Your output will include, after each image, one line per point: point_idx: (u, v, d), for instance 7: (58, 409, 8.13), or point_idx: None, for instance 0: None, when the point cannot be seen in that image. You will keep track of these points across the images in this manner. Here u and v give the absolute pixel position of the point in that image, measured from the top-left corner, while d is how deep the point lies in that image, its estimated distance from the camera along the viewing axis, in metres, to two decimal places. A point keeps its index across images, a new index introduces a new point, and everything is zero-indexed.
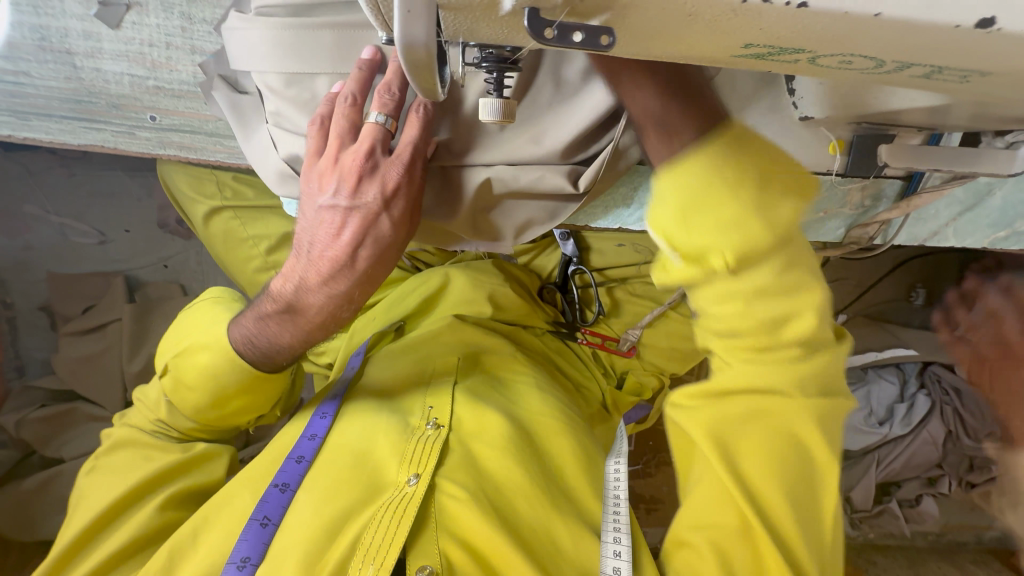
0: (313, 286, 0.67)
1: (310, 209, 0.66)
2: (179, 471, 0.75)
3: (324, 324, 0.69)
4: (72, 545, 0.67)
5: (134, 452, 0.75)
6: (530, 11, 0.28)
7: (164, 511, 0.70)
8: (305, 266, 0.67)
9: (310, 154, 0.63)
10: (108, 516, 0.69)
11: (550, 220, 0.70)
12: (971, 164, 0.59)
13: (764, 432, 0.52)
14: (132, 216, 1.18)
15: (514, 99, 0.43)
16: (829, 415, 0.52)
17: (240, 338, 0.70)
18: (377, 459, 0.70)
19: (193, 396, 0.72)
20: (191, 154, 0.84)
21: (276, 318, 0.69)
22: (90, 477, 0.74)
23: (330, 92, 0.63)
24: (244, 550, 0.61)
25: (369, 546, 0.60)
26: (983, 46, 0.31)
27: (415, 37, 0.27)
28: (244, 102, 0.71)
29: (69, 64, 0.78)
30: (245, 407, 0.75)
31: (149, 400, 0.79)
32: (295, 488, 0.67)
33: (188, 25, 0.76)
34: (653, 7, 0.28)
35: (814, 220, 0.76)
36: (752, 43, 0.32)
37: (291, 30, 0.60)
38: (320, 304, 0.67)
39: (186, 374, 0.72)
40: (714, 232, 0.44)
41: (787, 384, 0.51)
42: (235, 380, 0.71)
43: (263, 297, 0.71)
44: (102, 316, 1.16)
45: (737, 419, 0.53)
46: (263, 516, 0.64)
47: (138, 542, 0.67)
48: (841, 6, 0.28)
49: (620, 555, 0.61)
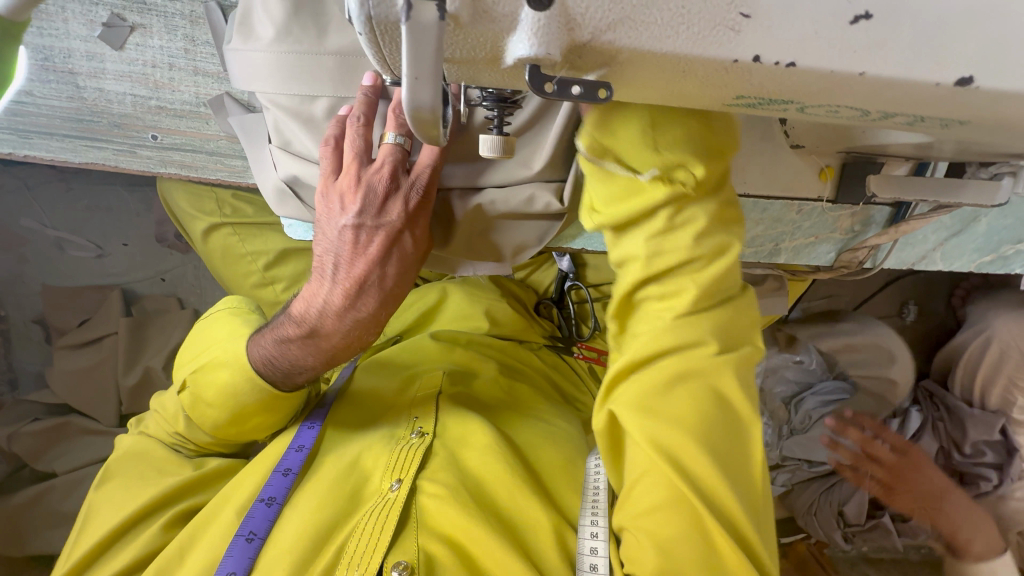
0: (338, 308, 0.67)
1: (331, 230, 0.65)
2: (187, 488, 0.74)
3: (350, 344, 0.70)
4: (88, 554, 0.68)
5: (148, 460, 0.77)
6: (531, 67, 0.29)
7: (166, 532, 0.70)
8: (330, 288, 0.67)
9: (326, 175, 0.64)
10: (116, 533, 0.69)
11: (539, 243, 0.71)
12: (955, 194, 0.61)
13: (694, 394, 0.51)
14: (132, 229, 1.17)
15: (514, 136, 0.43)
16: (744, 366, 0.52)
17: (261, 359, 0.69)
18: (364, 469, 0.71)
19: (211, 412, 0.72)
20: (192, 173, 0.85)
21: (300, 340, 0.68)
22: (105, 486, 0.74)
23: (337, 116, 0.64)
24: (229, 566, 0.61)
25: (353, 553, 0.61)
26: (959, 103, 0.32)
27: (422, 103, 0.28)
28: (251, 122, 0.74)
29: (72, 84, 0.78)
30: (262, 424, 0.75)
31: (167, 413, 0.79)
32: (281, 502, 0.67)
33: (191, 46, 0.76)
34: (648, 63, 0.29)
35: (806, 243, 0.77)
36: (744, 95, 0.33)
37: (294, 53, 0.61)
38: (346, 326, 0.68)
39: (207, 390, 0.72)
40: (680, 147, 0.46)
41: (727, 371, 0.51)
42: (254, 397, 0.70)
43: (283, 317, 0.71)
44: (97, 330, 1.16)
45: (658, 390, 0.51)
46: (249, 531, 0.64)
47: (143, 562, 0.67)
48: (828, 65, 0.29)
49: (597, 536, 0.62)
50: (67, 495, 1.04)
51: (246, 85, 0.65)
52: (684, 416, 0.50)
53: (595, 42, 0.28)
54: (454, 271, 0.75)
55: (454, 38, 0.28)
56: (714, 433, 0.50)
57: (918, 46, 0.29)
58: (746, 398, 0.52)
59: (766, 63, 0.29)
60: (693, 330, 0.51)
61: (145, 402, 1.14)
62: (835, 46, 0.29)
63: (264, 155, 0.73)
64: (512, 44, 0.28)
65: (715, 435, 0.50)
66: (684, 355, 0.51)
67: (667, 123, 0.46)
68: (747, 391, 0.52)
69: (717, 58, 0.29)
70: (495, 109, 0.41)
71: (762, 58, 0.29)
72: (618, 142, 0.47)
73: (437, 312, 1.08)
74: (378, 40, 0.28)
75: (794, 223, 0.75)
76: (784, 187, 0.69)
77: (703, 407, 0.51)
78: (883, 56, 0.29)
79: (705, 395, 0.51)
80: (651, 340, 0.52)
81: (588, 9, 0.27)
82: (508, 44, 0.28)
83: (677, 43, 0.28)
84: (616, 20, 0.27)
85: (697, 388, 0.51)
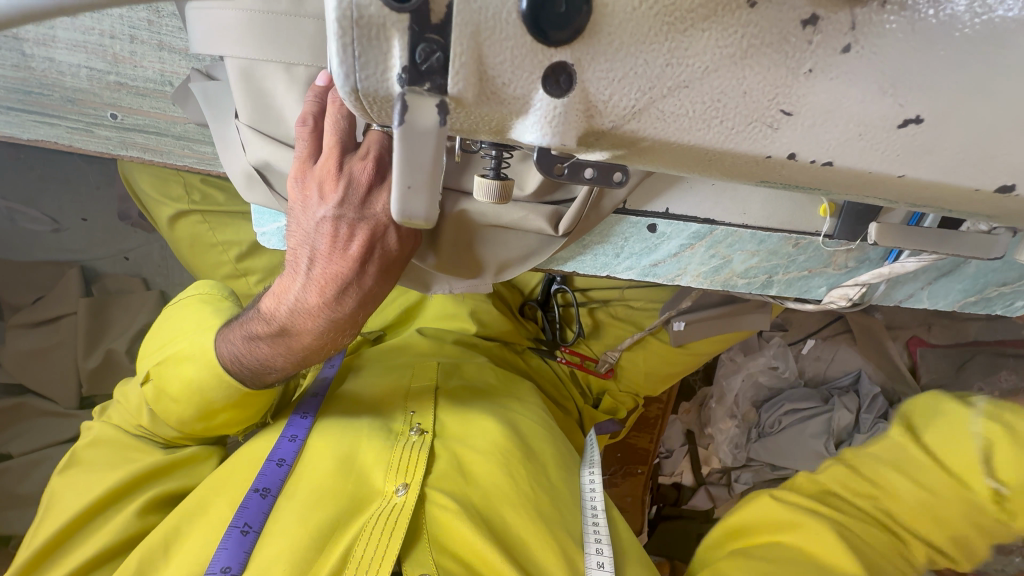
0: (313, 307, 0.56)
1: (305, 220, 0.52)
2: (161, 471, 0.67)
3: (324, 346, 0.60)
4: (47, 546, 0.61)
5: (113, 448, 0.69)
6: (541, 150, 0.26)
7: (144, 516, 0.64)
8: (303, 285, 0.56)
9: (302, 157, 0.50)
10: (84, 517, 0.62)
11: (526, 261, 0.63)
12: (951, 245, 0.58)
13: (910, 491, 0.59)
14: (91, 203, 1.09)
15: (513, 181, 0.37)
16: (945, 538, 0.57)
17: (229, 357, 0.59)
18: (362, 466, 0.67)
19: (176, 408, 0.62)
20: (156, 157, 0.78)
21: (270, 339, 0.59)
22: (64, 476, 0.66)
23: (313, 85, 0.49)
24: (224, 559, 0.57)
25: (361, 559, 0.58)
26: (990, 204, 0.30)
27: (415, 212, 0.25)
28: (212, 90, 0.61)
29: (17, 51, 0.70)
30: (232, 420, 0.65)
31: (131, 405, 0.71)
32: (276, 493, 0.63)
33: (155, 18, 0.68)
34: (674, 151, 0.26)
35: (798, 277, 0.73)
36: (769, 180, 0.30)
37: (268, 12, 0.50)
38: (321, 327, 0.58)
39: (169, 385, 0.62)
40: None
41: (912, 531, 0.58)
42: (223, 396, 0.61)
43: (252, 311, 0.61)
44: (54, 309, 1.08)
45: (876, 476, 0.62)
46: (243, 523, 0.60)
47: (116, 548, 0.61)
48: (868, 166, 0.26)
49: (603, 565, 0.63)
50: (23, 478, 0.99)
51: (206, 51, 0.53)
52: (861, 499, 0.61)
53: (617, 130, 0.24)
54: (428, 288, 0.67)
55: (458, 124, 0.25)
56: (876, 535, 0.58)
57: (967, 153, 0.26)
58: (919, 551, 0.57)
59: (802, 161, 0.26)
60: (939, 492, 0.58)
61: (109, 384, 1.09)
62: (879, 148, 0.26)
63: (232, 134, 0.60)
64: (520, 129, 0.24)
65: (870, 535, 0.58)
66: (892, 502, 0.60)
67: None
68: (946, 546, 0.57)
69: (752, 151, 0.26)
70: (493, 153, 0.36)
71: (798, 156, 0.26)
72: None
73: (418, 309, 1.03)
74: (366, 109, 0.24)
75: (789, 256, 0.70)
76: (783, 221, 0.67)
77: (910, 504, 0.59)
78: (926, 161, 0.26)
79: (928, 494, 0.58)
80: (910, 458, 0.61)
81: (613, 98, 0.23)
82: (517, 127, 0.24)
83: (708, 136, 0.25)
84: (643, 106, 0.24)
85: (924, 486, 0.59)
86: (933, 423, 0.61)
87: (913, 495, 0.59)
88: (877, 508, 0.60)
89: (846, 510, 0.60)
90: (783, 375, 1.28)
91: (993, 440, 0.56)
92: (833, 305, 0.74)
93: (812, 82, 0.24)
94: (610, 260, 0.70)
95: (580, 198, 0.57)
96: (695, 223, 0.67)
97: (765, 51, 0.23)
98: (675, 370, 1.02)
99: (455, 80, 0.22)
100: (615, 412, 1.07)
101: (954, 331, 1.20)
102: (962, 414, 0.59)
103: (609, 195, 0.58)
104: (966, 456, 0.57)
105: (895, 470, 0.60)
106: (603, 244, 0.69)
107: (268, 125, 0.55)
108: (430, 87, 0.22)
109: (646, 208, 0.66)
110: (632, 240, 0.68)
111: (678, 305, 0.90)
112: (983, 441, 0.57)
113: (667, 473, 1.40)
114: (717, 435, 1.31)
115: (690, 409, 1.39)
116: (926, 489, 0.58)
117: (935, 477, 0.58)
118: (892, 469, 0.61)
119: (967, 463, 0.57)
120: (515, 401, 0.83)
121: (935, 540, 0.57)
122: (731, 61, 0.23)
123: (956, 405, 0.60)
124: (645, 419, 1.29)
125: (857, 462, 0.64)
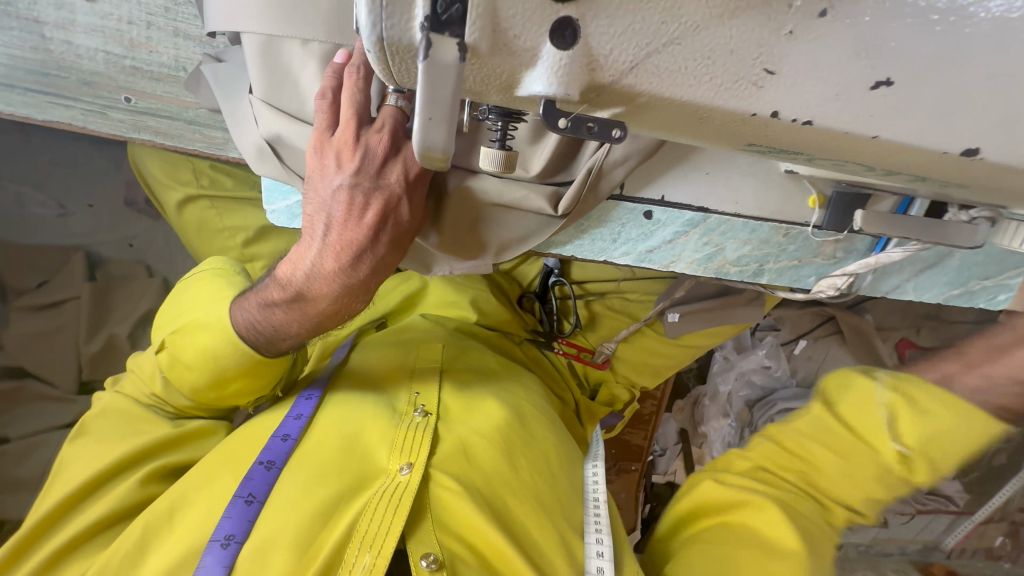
0: (329, 273, 0.58)
1: (322, 189, 0.55)
2: (167, 444, 0.69)
3: (338, 313, 0.62)
4: (52, 511, 0.61)
5: (124, 417, 0.70)
6: (547, 102, 0.28)
7: (145, 486, 0.64)
8: (318, 252, 0.58)
9: (321, 129, 0.53)
10: (92, 483, 0.63)
11: (526, 241, 0.65)
12: (935, 233, 0.61)
13: (832, 462, 0.63)
14: (98, 190, 1.11)
15: (517, 151, 0.40)
16: (868, 501, 0.61)
17: (243, 323, 0.61)
18: (367, 445, 0.68)
19: (189, 375, 0.64)
20: (167, 141, 0.80)
21: (284, 305, 0.61)
22: (75, 443, 0.68)
23: (332, 62, 0.52)
24: (228, 528, 0.58)
25: (366, 534, 0.58)
26: (960, 169, 0.32)
27: (434, 144, 0.28)
28: (227, 72, 0.64)
29: (37, 33, 0.73)
30: (243, 390, 0.66)
31: (143, 372, 0.73)
32: (281, 466, 0.64)
33: (172, 5, 0.71)
34: (668, 107, 0.29)
35: (789, 266, 0.75)
36: (754, 142, 0.33)
37: None
38: (336, 293, 0.59)
39: (183, 352, 0.63)
40: (937, 427, 0.57)
41: (830, 502, 0.63)
42: (235, 362, 0.62)
43: (267, 280, 0.63)
44: (58, 293, 1.09)
45: (807, 444, 0.65)
46: (248, 493, 0.61)
47: (119, 515, 0.62)
48: (844, 126, 0.29)
49: (603, 555, 0.65)
50: (22, 460, 1.00)
51: (225, 28, 0.55)
52: (789, 474, 0.65)
53: (616, 83, 0.27)
54: (430, 268, 0.69)
55: (472, 76, 0.27)
56: (808, 506, 0.62)
57: (932, 117, 0.29)
58: (834, 518, 0.62)
59: (784, 119, 0.29)
60: (852, 458, 0.62)
61: (109, 370, 1.09)
62: (854, 110, 0.28)
63: (243, 111, 0.63)
64: (529, 80, 0.27)
65: (803, 510, 0.62)
66: (812, 473, 0.64)
67: (929, 410, 0.58)
68: (863, 506, 0.62)
69: (737, 110, 0.28)
70: (500, 123, 0.38)
71: (780, 114, 0.28)
72: (917, 389, 0.60)
73: (420, 298, 1.05)
74: (388, 60, 0.27)
75: (779, 246, 0.73)
76: (773, 210, 0.70)
77: (831, 474, 0.63)
78: (897, 123, 0.29)
79: (847, 464, 0.62)
80: (816, 423, 0.65)
81: (613, 51, 0.26)
82: (525, 78, 0.27)
83: (698, 92, 0.27)
84: (640, 61, 0.26)
85: (839, 453, 0.63)
86: (847, 399, 0.64)
87: (833, 466, 0.63)
88: (808, 482, 0.64)
89: (780, 485, 0.64)
90: (774, 374, 1.31)
91: (896, 407, 0.60)
92: (822, 294, 0.76)
93: (793, 44, 0.26)
94: (607, 246, 0.72)
95: (580, 176, 0.59)
96: (689, 211, 0.69)
97: (750, 11, 0.25)
98: (669, 364, 1.04)
99: (472, 29, 0.24)
100: (613, 404, 1.08)
101: (942, 333, 1.23)
102: (868, 386, 0.63)
103: (607, 176, 0.60)
104: (872, 425, 0.61)
105: (818, 443, 0.64)
106: (600, 229, 0.71)
107: (280, 98, 0.57)
108: (449, 35, 0.25)
109: (643, 194, 0.69)
110: (628, 226, 0.71)
111: (672, 296, 0.93)
112: (888, 407, 0.60)
113: (660, 471, 1.41)
114: (710, 433, 1.34)
115: (684, 407, 1.42)
116: (841, 459, 0.62)
117: (853, 448, 0.62)
118: (815, 443, 0.65)
119: (873, 429, 0.61)
120: (515, 387, 0.85)
121: (857, 503, 0.62)
122: (720, 18, 0.25)
123: (865, 379, 0.64)
124: (638, 415, 1.31)
125: (783, 438, 0.68)
